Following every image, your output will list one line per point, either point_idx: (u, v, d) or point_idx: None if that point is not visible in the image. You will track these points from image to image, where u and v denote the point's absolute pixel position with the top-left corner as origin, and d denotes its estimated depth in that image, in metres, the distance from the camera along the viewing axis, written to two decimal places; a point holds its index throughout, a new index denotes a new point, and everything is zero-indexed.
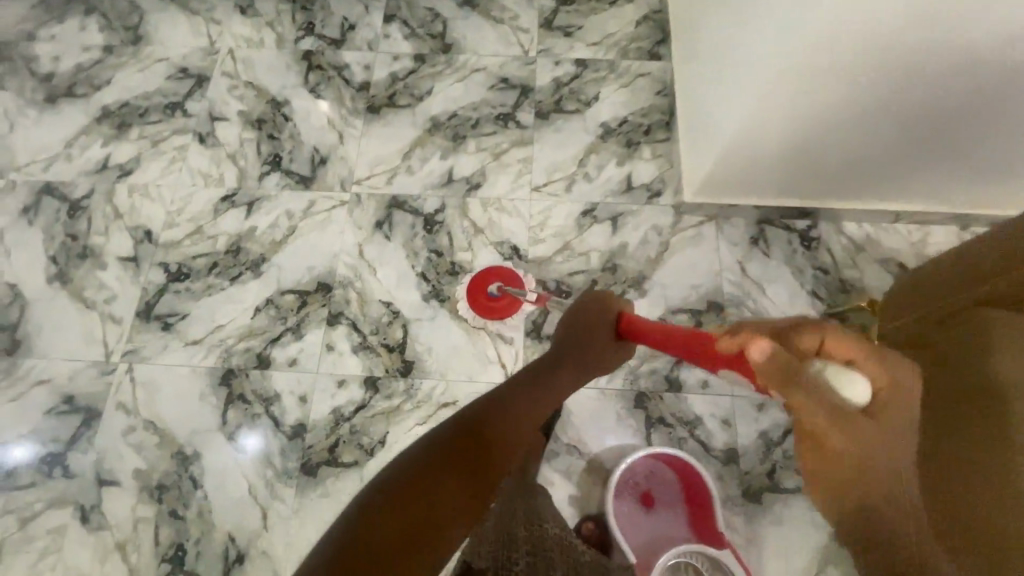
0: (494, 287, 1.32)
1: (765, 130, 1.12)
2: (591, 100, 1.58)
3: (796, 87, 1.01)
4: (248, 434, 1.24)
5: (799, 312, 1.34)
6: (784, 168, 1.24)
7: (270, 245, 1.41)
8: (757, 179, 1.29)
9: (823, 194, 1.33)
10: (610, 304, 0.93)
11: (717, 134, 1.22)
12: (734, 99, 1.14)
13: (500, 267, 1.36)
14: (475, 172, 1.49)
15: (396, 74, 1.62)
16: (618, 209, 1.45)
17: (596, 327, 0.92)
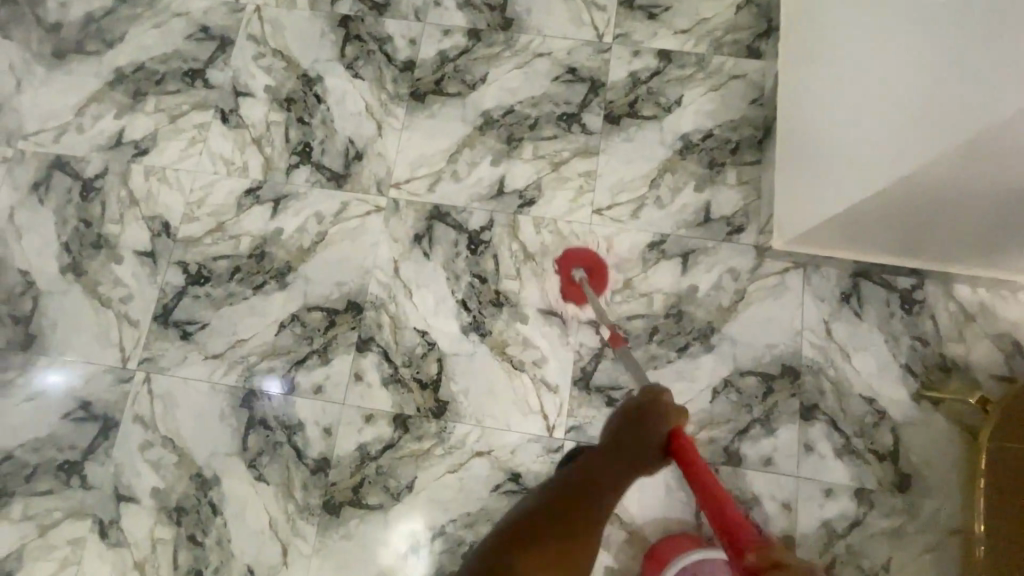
0: (578, 273, 1.23)
1: (904, 194, 0.90)
2: (672, 104, 1.34)
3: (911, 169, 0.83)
4: (270, 383, 1.22)
5: (886, 387, 1.18)
6: (911, 225, 1.02)
7: (297, 253, 1.28)
8: (870, 233, 1.08)
9: (944, 253, 1.12)
10: (657, 413, 0.76)
11: (834, 184, 1.00)
12: (869, 154, 0.90)
13: (588, 251, 1.26)
14: (530, 185, 1.30)
15: (445, 52, 1.39)
16: (690, 244, 1.26)
17: (643, 443, 0.74)
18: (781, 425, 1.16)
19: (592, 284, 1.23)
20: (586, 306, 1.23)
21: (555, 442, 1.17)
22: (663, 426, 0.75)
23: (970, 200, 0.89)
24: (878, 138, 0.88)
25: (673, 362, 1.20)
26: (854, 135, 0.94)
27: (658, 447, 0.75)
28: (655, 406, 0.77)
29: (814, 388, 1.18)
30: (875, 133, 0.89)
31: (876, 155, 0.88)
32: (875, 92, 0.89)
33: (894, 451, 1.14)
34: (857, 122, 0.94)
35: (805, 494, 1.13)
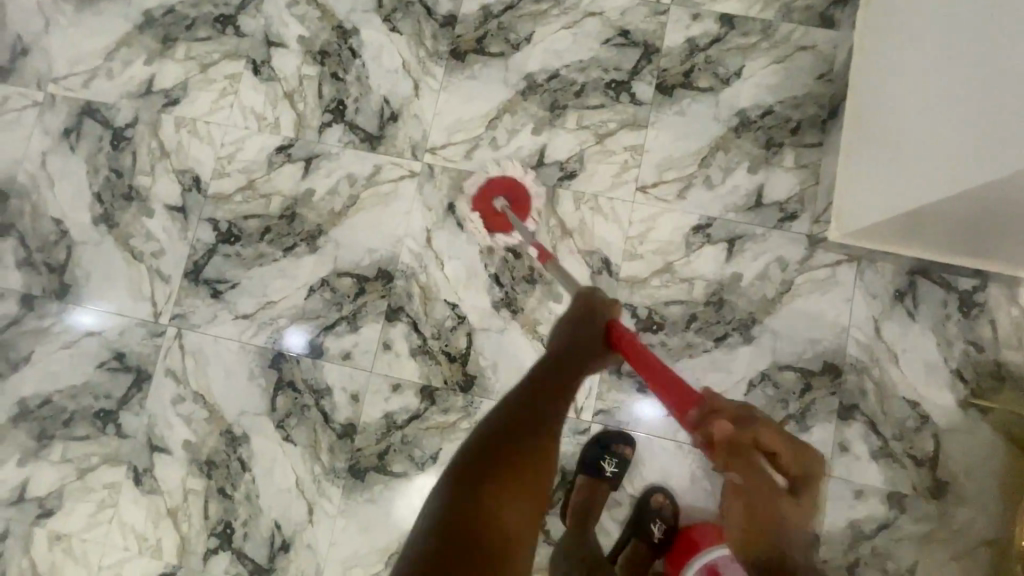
0: (500, 201, 1.21)
1: (979, 201, 0.83)
2: (731, 76, 1.24)
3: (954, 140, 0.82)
4: (293, 335, 1.22)
5: (932, 392, 1.13)
6: (985, 229, 0.95)
7: (328, 216, 1.25)
8: (938, 233, 1.01)
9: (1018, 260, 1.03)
10: (599, 310, 0.95)
11: (904, 181, 0.93)
12: (948, 156, 0.83)
13: (509, 177, 1.23)
14: (572, 157, 1.24)
15: (489, 8, 1.30)
16: (738, 229, 1.19)
17: (588, 326, 0.94)
18: (817, 423, 1.13)
19: (515, 212, 1.21)
20: (511, 232, 1.21)
21: (582, 424, 1.15)
22: (600, 318, 0.95)
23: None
24: (960, 141, 0.81)
25: (710, 352, 1.16)
26: (933, 135, 0.87)
27: (599, 336, 0.93)
28: (596, 307, 0.95)
29: (856, 388, 1.13)
30: (960, 134, 0.81)
31: (953, 159, 0.82)
32: (971, 86, 0.80)
33: (933, 457, 1.11)
34: (933, 112, 0.88)
35: (834, 493, 1.10)
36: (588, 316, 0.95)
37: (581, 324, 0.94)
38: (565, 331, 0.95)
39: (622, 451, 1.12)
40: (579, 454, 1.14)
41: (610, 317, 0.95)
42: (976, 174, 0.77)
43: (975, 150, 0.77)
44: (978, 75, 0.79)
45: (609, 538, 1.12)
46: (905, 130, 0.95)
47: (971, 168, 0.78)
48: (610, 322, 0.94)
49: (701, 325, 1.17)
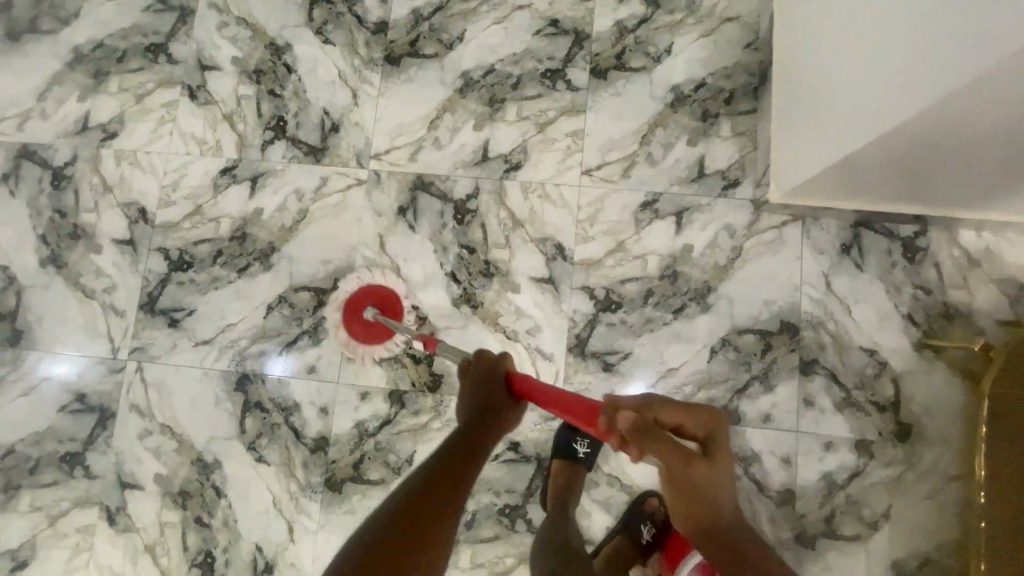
0: (369, 312, 1.10)
1: (919, 136, 0.83)
2: (662, 54, 1.27)
3: (869, 95, 0.85)
4: (270, 359, 1.21)
5: (887, 338, 1.15)
6: (922, 169, 0.96)
7: (279, 232, 1.25)
8: (881, 177, 1.01)
9: (951, 200, 1.07)
10: (500, 367, 0.90)
11: (845, 125, 0.93)
12: (883, 94, 0.82)
13: (384, 286, 1.12)
14: (515, 149, 1.25)
15: (419, 11, 1.31)
16: (684, 201, 1.21)
17: (491, 390, 0.88)
18: (780, 381, 1.15)
19: (388, 318, 1.11)
20: (392, 339, 1.11)
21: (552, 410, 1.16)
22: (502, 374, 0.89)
23: (991, 139, 0.82)
24: (892, 78, 0.80)
25: (670, 325, 1.17)
26: (851, 92, 0.91)
27: (505, 396, 0.88)
28: (487, 360, 0.91)
29: (814, 343, 1.15)
30: (885, 77, 0.81)
31: (889, 98, 0.81)
32: (886, 32, 0.81)
33: (895, 402, 1.13)
34: (851, 68, 0.91)
35: (805, 448, 1.13)
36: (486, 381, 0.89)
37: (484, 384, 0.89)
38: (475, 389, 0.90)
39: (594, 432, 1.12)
40: (553, 440, 1.15)
41: (507, 372, 0.90)
42: (906, 114, 0.77)
43: (890, 103, 0.80)
44: (889, 22, 0.80)
45: (591, 520, 1.13)
46: (830, 87, 0.97)
47: (904, 106, 0.77)
48: (508, 373, 0.89)
49: (656, 273, 1.19)
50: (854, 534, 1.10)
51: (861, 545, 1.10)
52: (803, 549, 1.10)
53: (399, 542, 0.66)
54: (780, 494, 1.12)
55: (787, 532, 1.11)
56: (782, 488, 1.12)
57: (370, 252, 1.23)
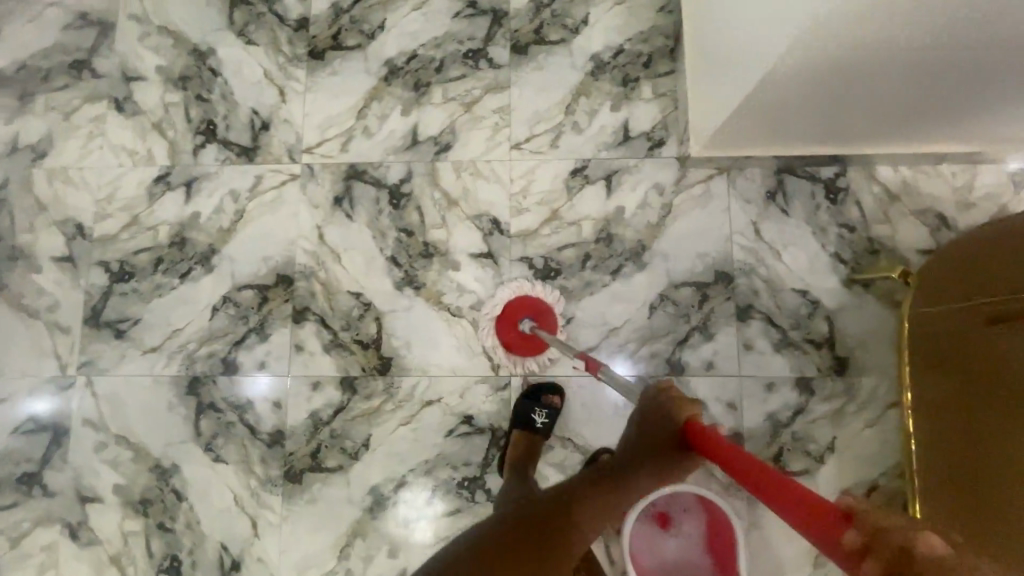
0: (526, 325, 1.15)
1: (799, 78, 0.88)
2: (580, 25, 1.29)
3: (751, 43, 0.90)
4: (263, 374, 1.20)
5: (817, 277, 1.19)
6: (824, 107, 0.99)
7: (218, 234, 1.25)
8: (790, 119, 1.04)
9: (864, 135, 1.10)
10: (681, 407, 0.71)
11: (741, 71, 0.96)
12: (761, 41, 0.87)
13: (540, 300, 1.18)
14: (444, 130, 1.27)
15: (338, 4, 1.33)
16: (612, 165, 1.24)
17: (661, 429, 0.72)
18: (719, 329, 1.18)
19: (543, 329, 1.15)
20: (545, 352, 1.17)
21: (502, 381, 1.18)
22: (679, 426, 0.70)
23: (865, 75, 0.87)
24: (764, 25, 0.85)
25: (608, 286, 1.20)
26: (738, 43, 0.95)
27: (671, 437, 0.70)
28: (674, 403, 0.72)
29: (748, 289, 1.19)
30: (759, 25, 0.86)
31: (765, 44, 0.85)
32: None
33: (829, 338, 1.17)
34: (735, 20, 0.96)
35: (749, 391, 1.16)
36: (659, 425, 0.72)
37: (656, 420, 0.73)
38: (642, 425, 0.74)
39: (551, 402, 1.13)
40: (505, 409, 1.17)
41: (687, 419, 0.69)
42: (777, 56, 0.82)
43: (766, 49, 0.85)
44: None
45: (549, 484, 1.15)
46: (723, 41, 1.02)
47: (775, 50, 0.82)
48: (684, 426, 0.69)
49: (591, 237, 1.22)
50: (802, 469, 1.13)
51: (809, 479, 1.13)
52: None
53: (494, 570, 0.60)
54: (729, 439, 1.15)
55: None
56: (730, 433, 1.15)
57: (309, 246, 1.24)
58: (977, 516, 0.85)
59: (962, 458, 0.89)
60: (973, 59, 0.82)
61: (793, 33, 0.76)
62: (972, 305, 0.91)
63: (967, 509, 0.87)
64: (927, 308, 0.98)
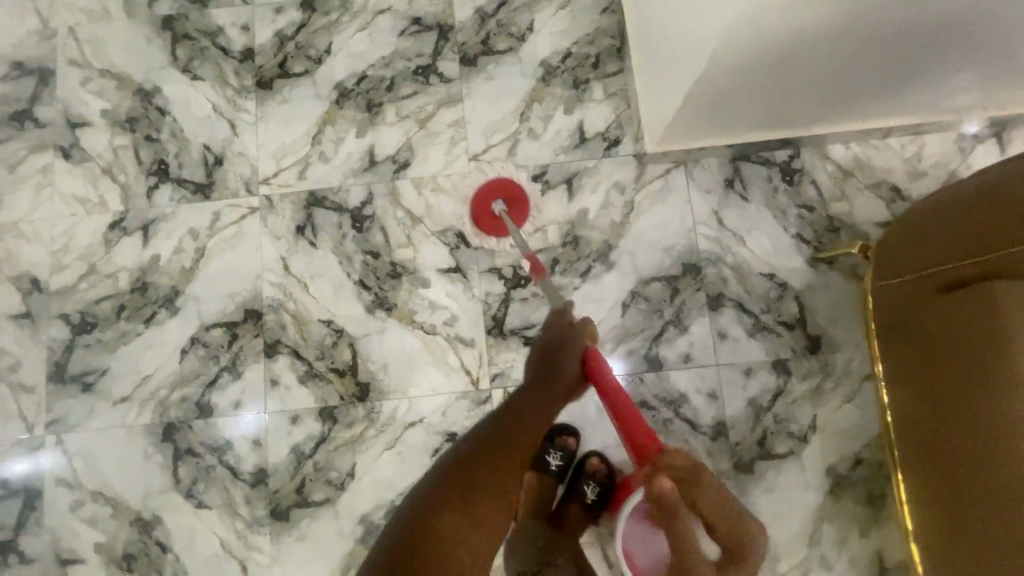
0: (498, 204, 1.21)
1: (738, 69, 0.89)
2: (526, 32, 1.30)
3: (688, 41, 0.91)
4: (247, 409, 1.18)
5: (783, 260, 1.21)
6: (772, 89, 0.99)
7: (180, 275, 1.23)
8: (740, 106, 1.04)
9: (814, 115, 1.11)
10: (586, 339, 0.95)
11: (682, 66, 0.97)
12: (696, 36, 0.88)
13: (518, 185, 1.23)
14: (401, 148, 1.26)
15: (282, 32, 1.32)
16: (572, 168, 1.25)
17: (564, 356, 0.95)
18: (692, 320, 1.19)
19: (513, 214, 1.21)
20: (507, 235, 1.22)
21: (483, 394, 1.17)
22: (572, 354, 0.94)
23: (802, 59, 0.88)
24: (697, 21, 0.86)
25: (580, 288, 1.20)
26: (677, 41, 0.97)
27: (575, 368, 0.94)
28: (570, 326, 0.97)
29: (717, 278, 1.20)
30: (693, 21, 0.88)
31: (700, 39, 0.87)
32: None
33: (800, 318, 1.18)
34: (671, 18, 0.97)
35: (727, 379, 1.17)
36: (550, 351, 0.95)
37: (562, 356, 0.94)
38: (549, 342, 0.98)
39: (567, 444, 1.13)
40: None
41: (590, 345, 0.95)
42: (713, 49, 0.83)
43: (702, 43, 0.86)
44: None
45: None
46: (662, 40, 1.03)
47: (711, 44, 0.83)
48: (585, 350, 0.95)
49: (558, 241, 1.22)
50: (787, 451, 1.14)
51: (795, 460, 1.14)
52: (743, 476, 1.14)
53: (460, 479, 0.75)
54: (713, 428, 1.15)
55: (726, 463, 1.14)
56: (714, 422, 1.15)
57: (275, 277, 1.22)
58: (956, 494, 0.85)
59: (930, 435, 0.89)
60: (903, 28, 0.84)
61: (731, 15, 0.75)
62: (933, 271, 0.89)
63: (949, 484, 0.86)
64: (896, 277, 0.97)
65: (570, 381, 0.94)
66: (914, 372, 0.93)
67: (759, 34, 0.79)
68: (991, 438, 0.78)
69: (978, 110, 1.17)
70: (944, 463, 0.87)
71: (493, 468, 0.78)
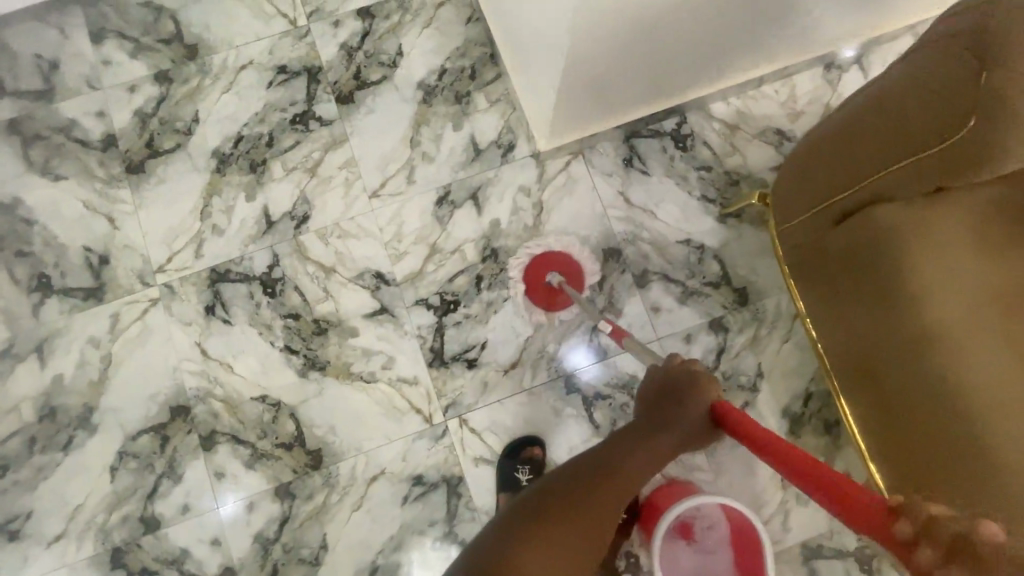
0: (554, 278, 1.15)
1: (597, 53, 0.90)
2: (396, 58, 1.28)
3: (544, 36, 0.92)
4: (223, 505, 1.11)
5: (695, 224, 1.23)
6: (649, 60, 0.99)
7: (90, 389, 1.14)
8: (624, 82, 1.04)
9: (693, 76, 1.14)
10: (706, 390, 0.78)
11: (547, 62, 0.97)
12: (549, 31, 0.88)
13: (570, 257, 1.17)
14: (296, 203, 1.21)
15: (142, 111, 1.24)
16: (474, 182, 1.23)
17: (678, 405, 0.78)
18: (625, 302, 1.20)
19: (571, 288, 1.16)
20: (562, 309, 1.17)
21: (439, 428, 1.14)
22: (703, 400, 0.77)
23: (655, 30, 0.89)
24: (546, 17, 0.86)
25: (510, 298, 1.19)
26: (535, 38, 0.97)
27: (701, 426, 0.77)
28: (694, 379, 0.79)
29: (638, 256, 1.22)
30: (542, 18, 0.88)
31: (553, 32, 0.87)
32: None
33: (724, 275, 1.21)
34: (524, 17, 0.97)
35: (671, 350, 1.19)
36: (674, 391, 0.80)
37: (674, 407, 0.78)
38: (651, 404, 0.82)
39: (533, 454, 1.11)
40: (452, 455, 1.14)
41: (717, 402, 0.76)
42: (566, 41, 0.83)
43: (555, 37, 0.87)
44: None
45: None
46: (524, 39, 1.04)
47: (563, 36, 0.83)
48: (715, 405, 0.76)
49: (477, 256, 1.21)
50: (742, 404, 1.17)
51: (752, 411, 1.17)
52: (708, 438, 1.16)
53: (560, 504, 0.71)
54: None
55: None
56: None
57: (195, 366, 1.15)
58: (904, 420, 0.81)
59: (871, 363, 0.86)
60: None
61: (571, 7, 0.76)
62: (829, 202, 0.88)
63: (897, 412, 0.83)
64: (792, 231, 0.98)
65: (692, 436, 0.78)
66: (840, 300, 0.90)
67: (601, 17, 0.79)
68: (937, 349, 0.76)
69: (835, 42, 1.23)
70: (884, 389, 0.84)
71: (591, 489, 0.74)
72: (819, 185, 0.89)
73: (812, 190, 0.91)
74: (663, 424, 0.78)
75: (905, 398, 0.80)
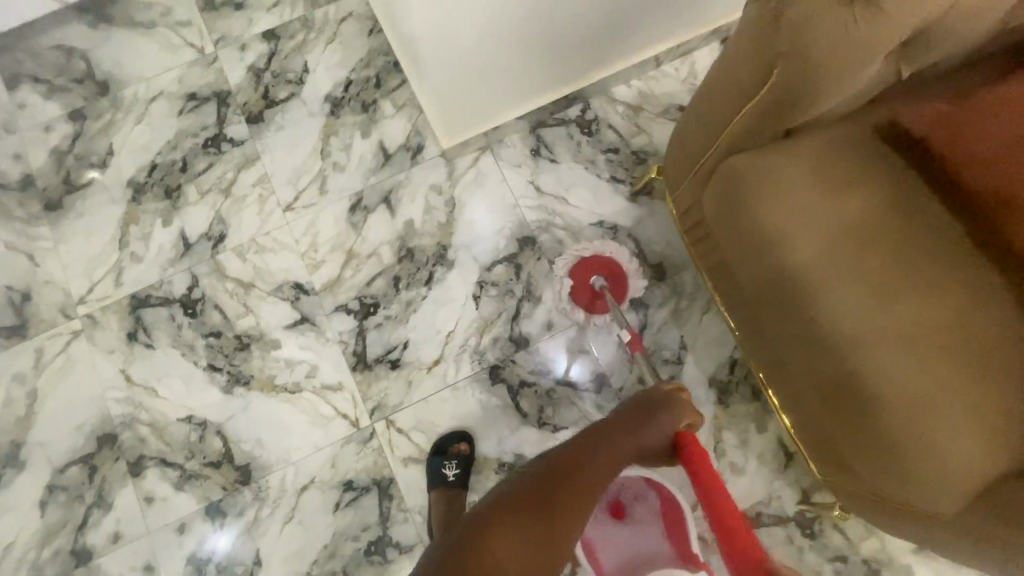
0: (598, 281, 1.15)
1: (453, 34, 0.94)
2: (302, 75, 1.31)
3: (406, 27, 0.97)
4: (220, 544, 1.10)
5: (606, 206, 1.25)
6: (521, 37, 1.01)
7: (16, 426, 1.14)
8: (503, 67, 1.07)
9: (578, 61, 1.16)
10: (677, 411, 0.78)
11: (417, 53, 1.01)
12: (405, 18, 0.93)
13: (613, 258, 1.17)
14: (212, 223, 1.23)
15: (58, 149, 1.27)
16: (385, 186, 1.25)
17: (650, 424, 0.77)
18: (543, 289, 1.20)
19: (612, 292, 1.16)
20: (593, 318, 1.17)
21: (366, 432, 1.14)
22: (666, 415, 0.78)
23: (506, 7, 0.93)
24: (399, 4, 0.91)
25: (428, 296, 1.20)
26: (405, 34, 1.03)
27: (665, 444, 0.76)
28: (663, 398, 0.80)
29: (553, 243, 1.23)
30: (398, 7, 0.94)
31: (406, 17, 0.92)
32: None
33: (639, 253, 1.22)
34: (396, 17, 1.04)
35: (593, 332, 1.19)
36: (649, 402, 0.79)
37: (649, 421, 0.77)
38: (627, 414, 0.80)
39: (461, 450, 1.11)
40: (381, 458, 1.13)
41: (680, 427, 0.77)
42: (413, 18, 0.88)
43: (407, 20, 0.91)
44: None
45: None
46: (405, 41, 1.10)
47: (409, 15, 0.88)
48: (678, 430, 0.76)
49: (393, 258, 1.22)
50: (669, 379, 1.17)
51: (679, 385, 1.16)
52: None
53: (527, 521, 0.64)
54: (595, 382, 1.17)
55: None
56: (593, 376, 1.17)
57: (120, 393, 1.16)
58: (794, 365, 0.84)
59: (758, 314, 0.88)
60: None
61: None
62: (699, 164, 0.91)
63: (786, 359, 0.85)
64: (678, 198, 1.00)
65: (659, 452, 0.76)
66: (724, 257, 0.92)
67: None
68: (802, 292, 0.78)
69: (724, 18, 1.26)
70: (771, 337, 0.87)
71: (567, 512, 0.65)
72: (689, 149, 0.93)
73: (686, 155, 0.94)
74: (636, 437, 0.75)
75: (787, 344, 0.83)
